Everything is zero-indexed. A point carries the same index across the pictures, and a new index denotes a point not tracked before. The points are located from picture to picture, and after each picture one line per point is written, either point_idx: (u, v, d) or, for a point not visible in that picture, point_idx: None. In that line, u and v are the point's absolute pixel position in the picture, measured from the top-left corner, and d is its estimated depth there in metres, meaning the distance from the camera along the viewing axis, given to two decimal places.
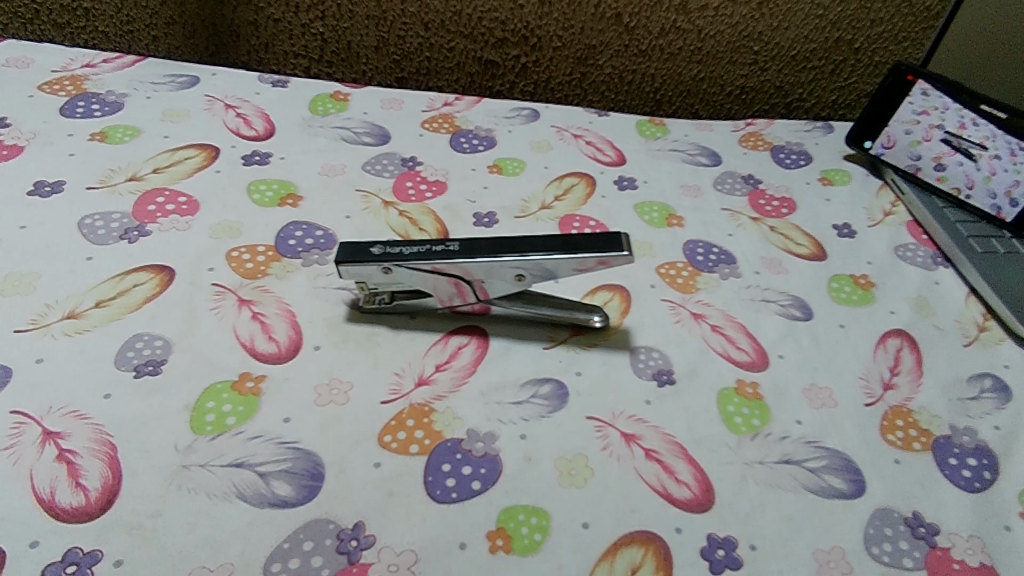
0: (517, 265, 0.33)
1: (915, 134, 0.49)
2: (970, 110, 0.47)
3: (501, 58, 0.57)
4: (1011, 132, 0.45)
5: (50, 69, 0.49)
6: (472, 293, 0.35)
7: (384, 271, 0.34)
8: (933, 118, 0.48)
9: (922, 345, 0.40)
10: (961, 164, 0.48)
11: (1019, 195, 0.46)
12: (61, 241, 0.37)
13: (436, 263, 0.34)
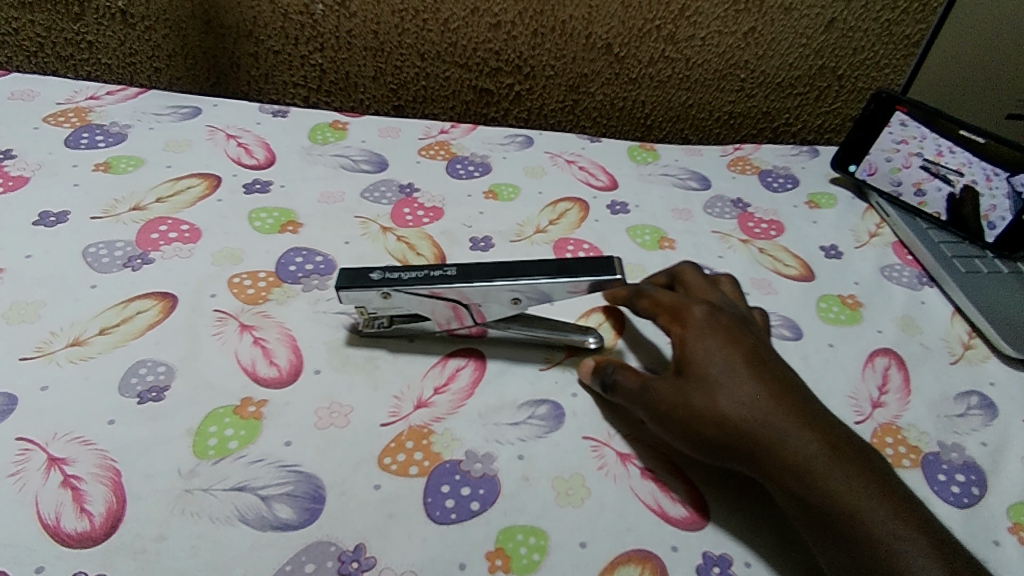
0: (514, 289, 0.34)
1: (895, 161, 0.51)
2: (946, 139, 0.48)
3: (496, 87, 0.58)
4: (986, 158, 0.47)
5: (55, 102, 0.50)
6: (469, 316, 0.36)
7: (384, 296, 0.35)
8: (911, 147, 0.50)
9: (910, 363, 0.41)
10: (939, 189, 0.49)
11: (996, 218, 0.47)
12: (65, 269, 0.38)
13: (435, 287, 0.34)
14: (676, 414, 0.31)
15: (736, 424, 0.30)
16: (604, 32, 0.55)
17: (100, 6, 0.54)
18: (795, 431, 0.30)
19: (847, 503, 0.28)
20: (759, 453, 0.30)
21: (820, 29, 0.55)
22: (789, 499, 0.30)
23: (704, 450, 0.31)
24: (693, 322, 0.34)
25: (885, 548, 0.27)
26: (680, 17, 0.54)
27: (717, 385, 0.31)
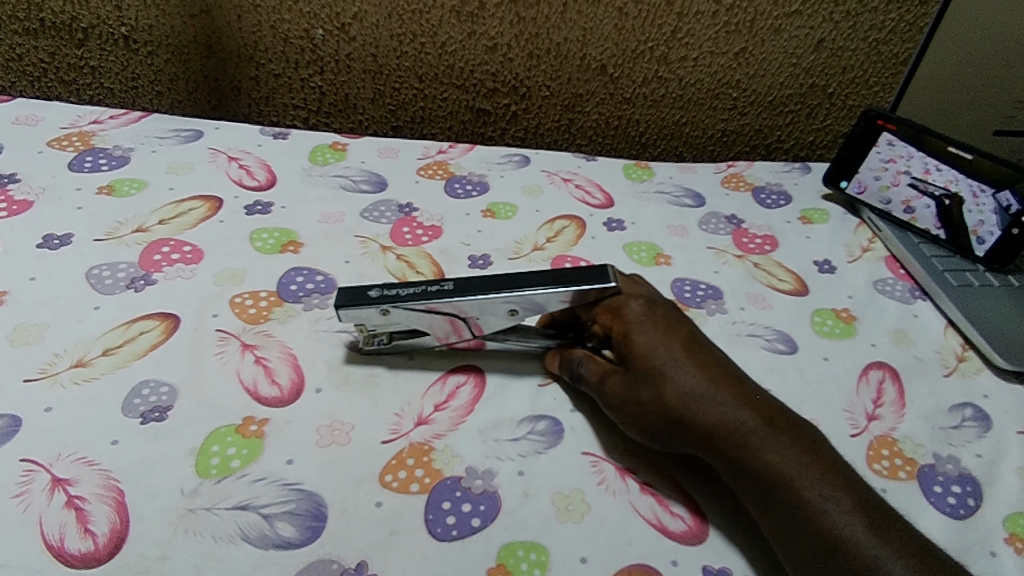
0: (510, 301, 0.35)
1: (884, 180, 0.52)
2: (934, 157, 0.49)
3: (492, 107, 0.59)
4: (972, 175, 0.48)
5: (59, 126, 0.51)
6: (467, 330, 0.36)
7: (382, 313, 0.35)
8: (899, 165, 0.51)
9: (904, 376, 0.41)
10: (928, 206, 0.50)
11: (984, 233, 0.48)
12: (69, 291, 0.38)
13: (431, 303, 0.35)
14: (629, 406, 0.33)
15: (681, 412, 0.32)
16: (598, 53, 0.56)
17: (104, 32, 0.55)
18: (733, 410, 0.32)
19: (782, 471, 0.31)
20: (703, 434, 0.32)
21: (809, 49, 0.57)
22: (733, 474, 0.32)
23: (656, 437, 0.33)
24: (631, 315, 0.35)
25: (817, 510, 0.29)
26: (672, 39, 0.55)
27: (661, 376, 0.33)
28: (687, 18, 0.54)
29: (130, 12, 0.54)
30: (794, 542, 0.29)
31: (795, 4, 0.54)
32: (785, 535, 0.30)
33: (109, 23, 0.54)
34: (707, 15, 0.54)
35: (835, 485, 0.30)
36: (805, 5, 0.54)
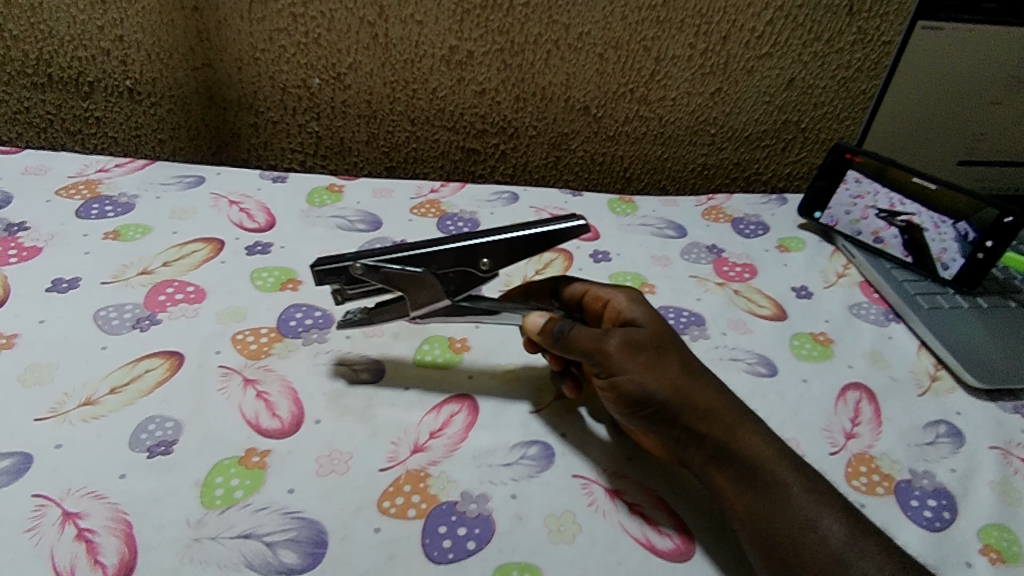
0: (482, 249, 0.37)
1: (853, 214, 0.55)
2: (898, 192, 0.52)
3: (482, 146, 0.62)
4: (933, 208, 0.50)
5: (67, 176, 0.53)
6: (443, 289, 0.38)
7: (356, 270, 0.36)
8: (867, 201, 0.54)
9: (881, 396, 0.43)
10: (896, 236, 0.53)
11: (948, 259, 0.50)
12: (77, 333, 0.40)
13: (406, 259, 0.37)
14: (634, 359, 0.35)
15: (683, 388, 0.35)
16: (582, 96, 0.59)
17: (109, 86, 0.58)
18: (720, 396, 0.35)
19: (763, 459, 0.33)
20: (696, 406, 0.34)
21: (781, 88, 0.60)
22: (711, 452, 0.33)
23: (651, 397, 0.34)
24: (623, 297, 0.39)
25: (790, 496, 0.31)
26: (651, 82, 0.59)
27: (668, 355, 0.36)
28: (664, 62, 0.57)
29: (134, 66, 0.57)
30: (767, 527, 0.31)
31: (764, 47, 0.57)
32: (761, 515, 0.31)
33: (115, 76, 0.57)
34: (683, 58, 0.57)
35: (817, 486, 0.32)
36: (774, 48, 0.57)
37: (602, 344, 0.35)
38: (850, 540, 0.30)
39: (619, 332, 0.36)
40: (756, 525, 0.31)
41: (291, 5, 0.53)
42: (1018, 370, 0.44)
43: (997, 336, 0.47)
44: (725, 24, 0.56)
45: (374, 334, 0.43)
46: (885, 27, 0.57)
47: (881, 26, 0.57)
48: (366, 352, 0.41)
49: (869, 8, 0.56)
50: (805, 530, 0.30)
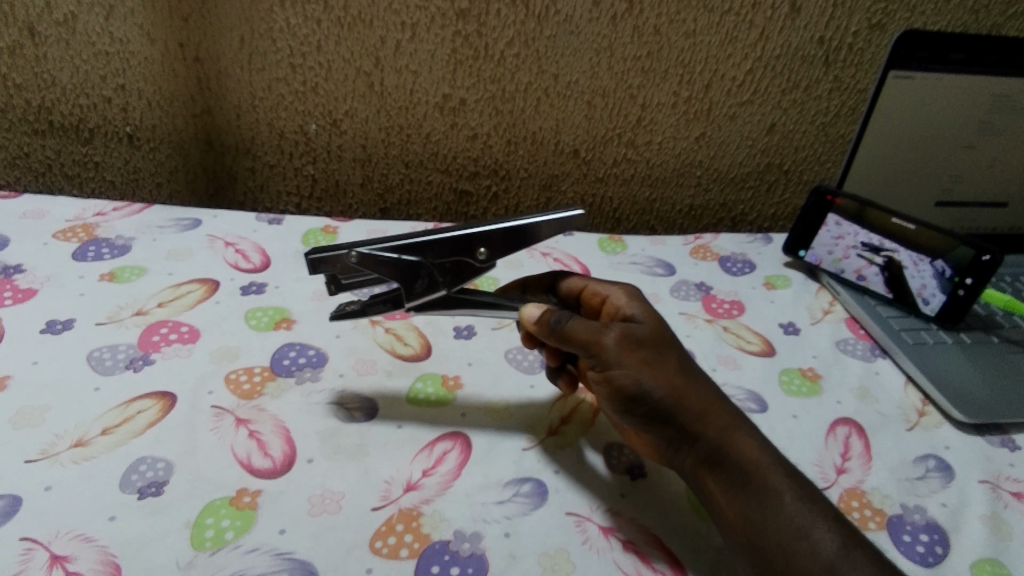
0: (480, 238, 0.38)
1: (835, 253, 0.56)
2: (876, 232, 0.53)
3: (475, 188, 0.64)
4: (912, 247, 0.52)
5: (64, 219, 0.54)
6: (440, 279, 0.38)
7: (350, 258, 0.37)
8: (847, 242, 0.55)
9: (870, 430, 0.43)
10: (878, 274, 0.54)
11: (928, 295, 0.52)
12: (70, 374, 0.40)
13: (403, 247, 0.37)
14: (632, 355, 0.35)
15: (680, 388, 0.35)
16: (571, 140, 0.61)
17: (110, 132, 0.59)
18: (715, 401, 0.36)
19: (755, 466, 0.33)
20: (690, 408, 0.35)
21: (763, 133, 0.62)
22: (703, 456, 0.34)
23: (647, 393, 0.35)
24: (622, 293, 0.40)
25: (780, 502, 0.31)
26: (638, 127, 0.61)
27: (668, 353, 0.36)
28: (649, 108, 0.60)
29: (135, 114, 0.58)
30: (757, 535, 0.31)
31: (745, 94, 0.60)
32: (750, 521, 0.31)
33: (115, 123, 0.59)
34: (667, 105, 0.60)
35: (811, 497, 0.32)
36: (755, 95, 0.60)
37: (601, 339, 0.35)
38: (843, 551, 0.29)
39: (618, 327, 0.36)
40: (746, 531, 0.31)
41: (290, 57, 0.55)
42: (1004, 406, 0.45)
43: (982, 371, 0.48)
44: (707, 74, 0.58)
45: (367, 373, 0.43)
46: (860, 76, 0.60)
47: (856, 75, 0.60)
48: (359, 391, 0.41)
49: (844, 58, 0.59)
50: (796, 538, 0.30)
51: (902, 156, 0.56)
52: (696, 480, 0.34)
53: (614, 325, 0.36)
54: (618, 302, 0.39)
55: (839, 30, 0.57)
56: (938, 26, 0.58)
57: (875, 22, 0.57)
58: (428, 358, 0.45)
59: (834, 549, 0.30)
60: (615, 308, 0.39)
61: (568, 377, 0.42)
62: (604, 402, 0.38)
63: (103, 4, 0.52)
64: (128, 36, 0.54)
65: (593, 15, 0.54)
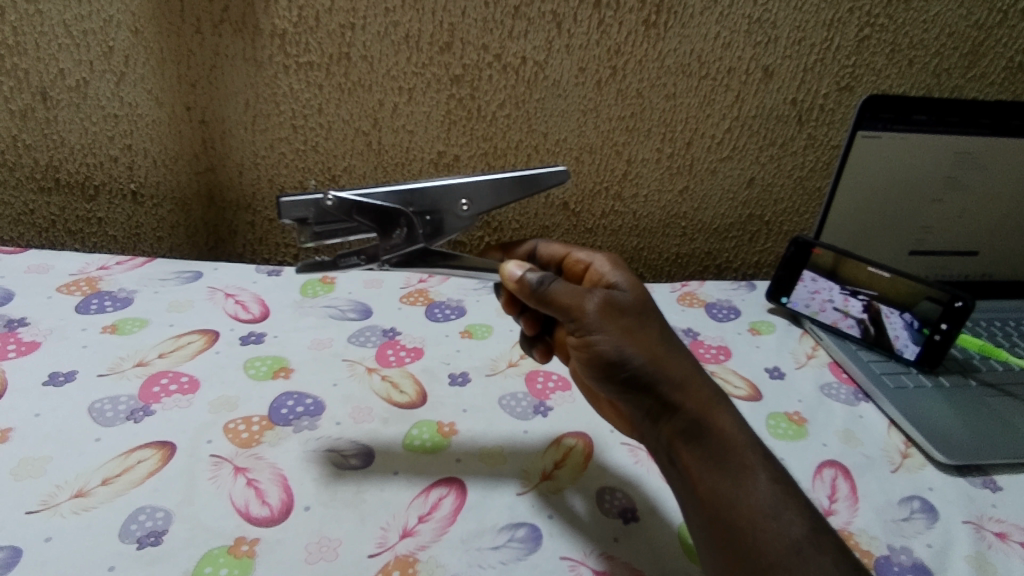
0: (460, 190, 0.41)
1: (812, 307, 0.59)
2: (850, 287, 0.56)
3: (468, 239, 0.66)
4: (883, 301, 0.55)
5: (68, 273, 0.56)
6: (419, 229, 0.41)
7: (328, 204, 0.38)
8: (823, 296, 0.58)
9: (855, 473, 0.44)
10: (853, 327, 0.56)
11: (902, 345, 0.54)
12: (71, 425, 0.40)
13: (384, 196, 0.40)
14: (613, 322, 0.37)
15: (659, 359, 0.36)
16: (561, 193, 0.64)
17: (114, 189, 0.61)
18: (697, 375, 0.37)
19: (732, 446, 0.34)
20: (670, 376, 0.36)
21: (743, 186, 0.65)
22: (681, 428, 0.35)
23: (627, 360, 0.36)
24: (606, 262, 0.44)
25: (752, 484, 0.33)
26: (624, 181, 0.63)
27: (648, 326, 0.38)
28: (635, 163, 0.63)
29: (140, 172, 0.60)
30: (727, 513, 0.32)
31: (725, 151, 0.63)
32: (722, 497, 0.32)
33: (120, 181, 0.61)
34: (652, 161, 0.63)
35: (783, 480, 0.33)
36: (733, 151, 0.63)
37: (582, 303, 0.37)
38: (812, 543, 0.30)
39: (601, 294, 0.38)
40: (717, 507, 0.32)
41: (292, 118, 0.58)
42: (985, 448, 0.46)
43: (960, 414, 0.49)
44: (688, 132, 0.61)
45: (363, 420, 0.44)
46: (832, 133, 0.63)
47: (828, 132, 0.63)
48: (356, 438, 0.42)
49: (816, 117, 0.62)
50: (766, 520, 0.31)
51: (875, 208, 0.59)
52: (671, 451, 0.35)
53: (597, 292, 0.38)
54: (600, 272, 0.43)
55: (810, 93, 0.61)
56: (903, 88, 0.62)
57: (844, 85, 0.61)
58: (424, 405, 0.46)
59: (802, 533, 0.31)
60: (598, 276, 0.43)
61: (541, 349, 0.48)
62: (583, 369, 0.39)
63: (115, 72, 0.55)
64: (137, 100, 0.57)
65: (578, 80, 0.58)
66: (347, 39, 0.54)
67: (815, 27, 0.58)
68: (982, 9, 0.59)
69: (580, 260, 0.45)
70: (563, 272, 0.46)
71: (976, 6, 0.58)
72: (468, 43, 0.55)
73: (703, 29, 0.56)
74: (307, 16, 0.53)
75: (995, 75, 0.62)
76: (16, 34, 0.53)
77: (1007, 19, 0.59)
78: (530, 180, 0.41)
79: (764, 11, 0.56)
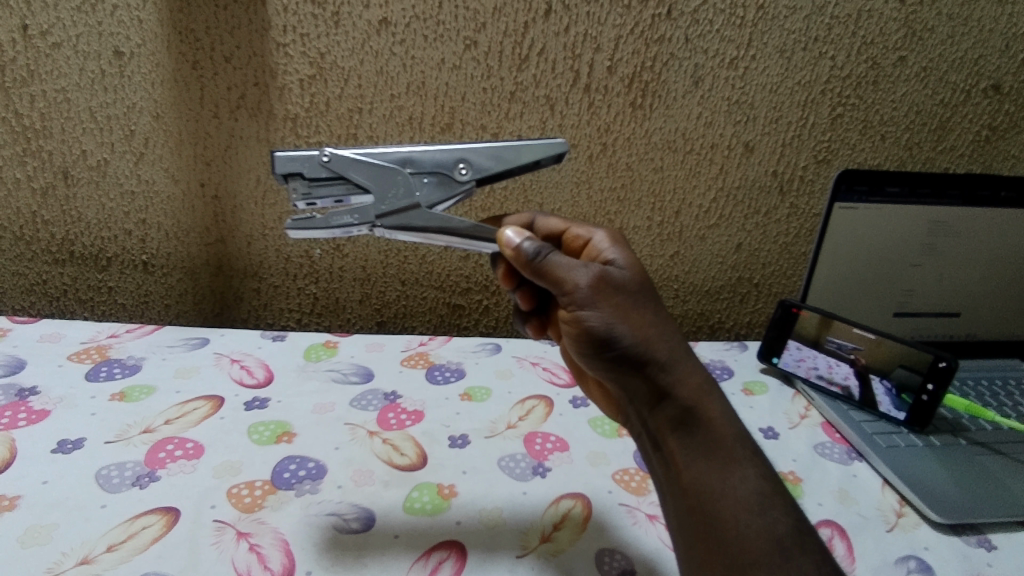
0: (459, 153, 0.41)
1: (798, 370, 0.61)
2: (833, 355, 0.59)
3: (467, 302, 0.68)
4: (863, 371, 0.57)
5: (79, 341, 0.58)
6: (416, 191, 0.40)
7: (324, 159, 0.39)
8: (808, 364, 0.60)
9: (851, 532, 0.45)
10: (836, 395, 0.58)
11: (887, 409, 0.56)
12: (78, 493, 0.41)
13: (382, 157, 0.40)
14: (605, 299, 0.38)
15: (649, 340, 0.38)
16: None
17: (126, 260, 0.64)
18: (686, 359, 0.38)
19: (721, 438, 0.36)
20: (657, 356, 0.38)
21: (731, 251, 0.68)
22: (673, 416, 0.37)
23: (616, 337, 0.37)
24: (606, 240, 0.45)
25: (739, 479, 0.34)
26: None
27: (641, 306, 0.39)
28: (627, 231, 0.66)
29: (152, 244, 0.63)
30: (712, 515, 0.33)
31: (712, 219, 0.66)
32: (707, 496, 0.34)
33: (132, 252, 0.63)
34: (642, 228, 0.66)
35: (771, 477, 0.35)
36: (720, 220, 0.66)
37: (574, 278, 0.38)
38: None
39: (595, 270, 0.38)
40: (703, 505, 0.34)
41: None
42: (977, 506, 0.47)
43: (953, 473, 0.50)
44: (676, 202, 0.65)
45: (364, 484, 0.45)
46: (813, 202, 0.66)
47: (810, 201, 0.66)
48: (357, 502, 0.43)
49: (797, 188, 0.66)
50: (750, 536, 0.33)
51: (858, 271, 0.61)
52: (658, 438, 0.37)
53: (590, 267, 0.39)
54: (600, 249, 0.44)
55: (789, 165, 0.64)
56: (878, 161, 0.65)
57: (821, 158, 0.64)
58: (424, 467, 0.47)
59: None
60: (598, 253, 0.44)
61: (535, 324, 0.51)
62: (573, 345, 0.40)
63: (134, 153, 0.59)
64: (154, 178, 0.60)
65: (571, 156, 0.61)
66: (355, 122, 0.58)
67: (790, 107, 0.62)
68: (946, 89, 0.63)
69: (580, 237, 0.46)
70: (562, 247, 0.47)
71: (940, 86, 0.63)
72: (467, 124, 0.59)
73: (686, 110, 0.61)
74: (318, 102, 0.57)
75: (964, 147, 0.66)
76: (43, 119, 0.57)
77: (970, 97, 0.64)
78: (530, 147, 0.41)
79: (742, 94, 0.61)
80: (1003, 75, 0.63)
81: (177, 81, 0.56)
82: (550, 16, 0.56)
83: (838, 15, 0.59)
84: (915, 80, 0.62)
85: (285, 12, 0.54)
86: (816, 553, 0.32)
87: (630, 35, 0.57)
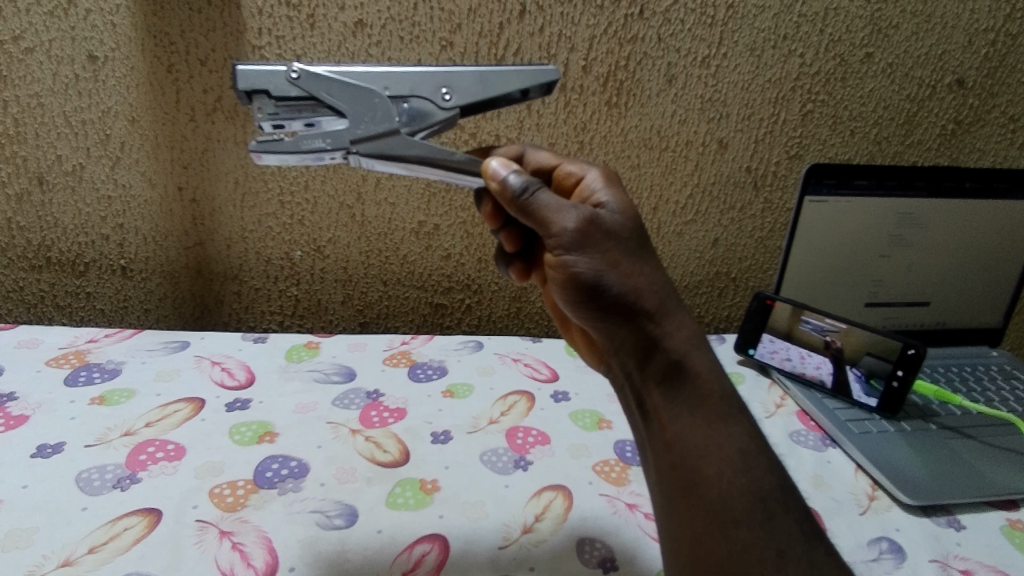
0: (443, 78, 0.41)
1: (772, 361, 0.62)
2: (806, 347, 0.60)
3: (449, 301, 0.69)
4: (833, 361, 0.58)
5: (57, 347, 0.57)
6: (395, 115, 0.40)
7: (293, 76, 0.39)
8: (782, 355, 0.62)
9: (824, 516, 0.46)
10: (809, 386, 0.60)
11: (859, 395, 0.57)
12: (57, 496, 0.41)
13: (358, 77, 0.40)
14: (594, 246, 0.37)
15: (639, 291, 0.37)
16: None
17: (104, 265, 0.63)
18: (677, 311, 0.38)
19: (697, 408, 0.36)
20: (646, 307, 0.37)
21: (708, 246, 0.69)
22: (662, 372, 0.37)
23: (604, 286, 0.37)
24: (599, 179, 0.43)
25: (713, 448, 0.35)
26: None
27: (634, 259, 0.38)
28: None
29: (130, 248, 0.63)
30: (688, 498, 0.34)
31: (689, 215, 0.67)
32: (682, 472, 0.35)
33: (110, 257, 0.63)
34: None
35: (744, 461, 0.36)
36: (696, 216, 0.67)
37: (561, 221, 0.37)
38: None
39: (583, 214, 0.37)
40: (678, 482, 0.35)
41: (280, 195, 0.61)
42: (946, 489, 0.48)
43: (924, 457, 0.51)
44: (653, 199, 0.66)
45: (347, 481, 0.45)
46: (786, 197, 0.68)
47: (783, 197, 0.68)
48: (340, 499, 0.43)
49: (770, 183, 0.67)
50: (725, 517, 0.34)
51: (830, 264, 0.63)
52: (643, 395, 0.38)
53: (580, 210, 0.38)
54: (593, 189, 0.42)
55: (762, 161, 0.66)
56: (848, 156, 0.67)
57: (793, 153, 0.66)
58: (407, 463, 0.47)
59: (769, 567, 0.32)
60: (589, 192, 0.42)
61: (518, 268, 0.50)
62: (558, 293, 0.39)
63: (111, 157, 0.59)
64: (131, 182, 0.60)
65: None
66: None
67: (762, 104, 0.63)
68: (913, 85, 0.65)
69: (572, 175, 0.45)
70: (552, 182, 0.47)
71: (906, 82, 0.65)
72: None
73: (661, 108, 0.62)
74: None
75: (931, 141, 0.68)
76: (17, 125, 0.57)
77: (935, 92, 0.66)
78: (517, 75, 0.41)
79: (714, 92, 0.62)
80: (966, 70, 0.65)
81: (152, 85, 0.56)
82: (525, 17, 0.57)
83: (806, 14, 0.60)
84: (882, 76, 0.64)
85: (260, 15, 0.54)
86: (788, 528, 0.33)
87: (604, 35, 0.58)
